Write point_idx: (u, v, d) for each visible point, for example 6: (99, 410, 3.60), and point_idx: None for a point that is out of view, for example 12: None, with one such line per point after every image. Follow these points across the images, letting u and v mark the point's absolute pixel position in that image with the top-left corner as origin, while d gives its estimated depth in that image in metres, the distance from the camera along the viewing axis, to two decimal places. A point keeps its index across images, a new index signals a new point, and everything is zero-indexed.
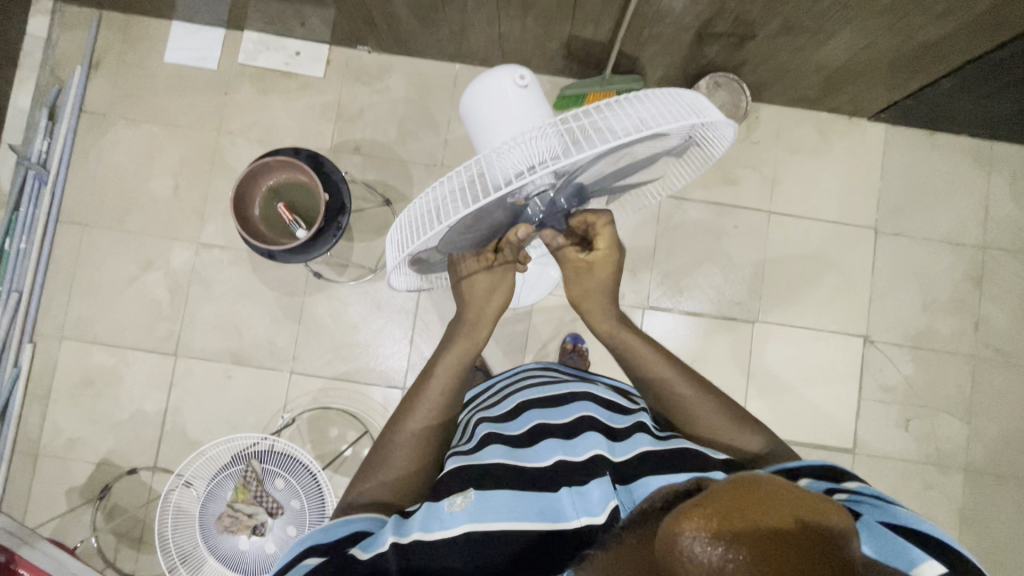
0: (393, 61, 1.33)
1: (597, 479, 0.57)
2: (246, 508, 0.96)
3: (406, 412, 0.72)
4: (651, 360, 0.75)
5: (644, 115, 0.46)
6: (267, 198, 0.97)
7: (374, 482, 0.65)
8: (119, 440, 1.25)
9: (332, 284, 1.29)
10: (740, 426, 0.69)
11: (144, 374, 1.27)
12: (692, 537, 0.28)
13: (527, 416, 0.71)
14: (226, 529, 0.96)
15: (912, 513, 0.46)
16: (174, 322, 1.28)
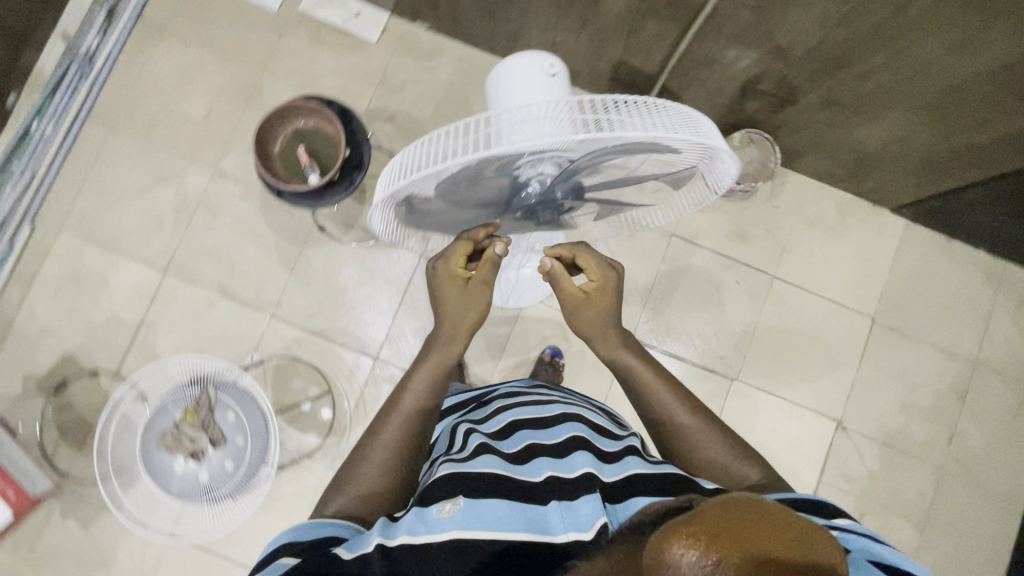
0: (446, 44, 1.35)
1: (588, 494, 0.60)
2: (189, 428, 0.95)
3: (382, 420, 0.73)
4: (654, 394, 0.79)
5: (659, 114, 0.45)
6: (290, 140, 0.98)
7: (349, 496, 0.67)
8: (89, 340, 1.26)
9: (333, 241, 1.30)
10: (738, 454, 0.72)
11: (129, 282, 1.28)
12: (684, 550, 0.32)
13: (518, 435, 0.74)
14: (167, 447, 0.95)
15: (896, 555, 0.50)
16: (172, 240, 1.29)
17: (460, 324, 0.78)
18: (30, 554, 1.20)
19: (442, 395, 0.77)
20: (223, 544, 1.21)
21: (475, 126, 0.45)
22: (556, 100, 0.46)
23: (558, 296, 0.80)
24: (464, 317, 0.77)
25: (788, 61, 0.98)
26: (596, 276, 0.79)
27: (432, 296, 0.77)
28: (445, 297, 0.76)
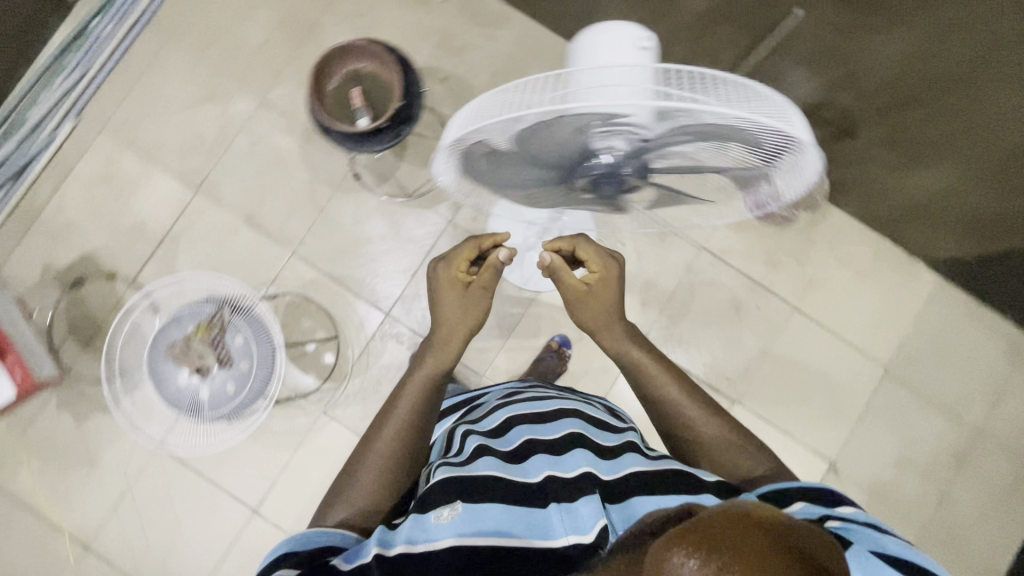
0: (512, 15, 1.33)
1: (586, 493, 0.62)
2: (197, 346, 0.95)
3: (375, 433, 0.78)
4: (662, 389, 0.81)
5: (751, 92, 0.42)
6: (347, 80, 0.98)
7: (346, 507, 0.71)
8: (112, 243, 1.27)
9: (365, 191, 1.30)
10: (747, 447, 0.74)
11: (160, 194, 1.29)
12: (684, 558, 0.33)
13: (516, 433, 0.77)
14: (170, 359, 0.94)
15: (901, 543, 0.52)
16: (207, 161, 1.30)
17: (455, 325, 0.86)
18: (23, 437, 1.23)
19: (431, 405, 0.82)
20: (208, 464, 1.24)
21: (553, 83, 0.44)
22: (636, 68, 0.44)
23: (562, 289, 0.83)
24: (458, 320, 0.85)
25: (855, 91, 0.96)
26: (597, 268, 0.83)
27: (432, 296, 0.87)
28: (442, 297, 0.86)
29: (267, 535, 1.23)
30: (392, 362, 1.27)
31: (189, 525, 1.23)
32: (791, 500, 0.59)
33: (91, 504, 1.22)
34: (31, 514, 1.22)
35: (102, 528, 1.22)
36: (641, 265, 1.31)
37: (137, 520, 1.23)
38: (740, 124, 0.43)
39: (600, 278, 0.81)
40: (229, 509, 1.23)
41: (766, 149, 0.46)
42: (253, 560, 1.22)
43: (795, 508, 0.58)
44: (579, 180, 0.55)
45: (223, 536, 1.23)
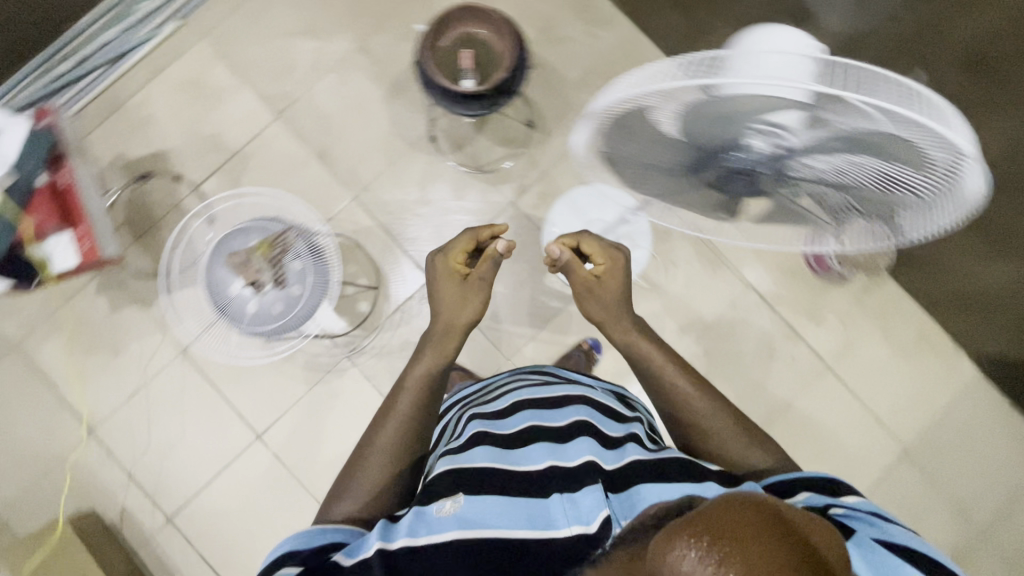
0: (620, 16, 1.33)
1: (590, 483, 0.61)
2: (259, 260, 0.96)
3: (376, 427, 0.78)
4: (672, 378, 0.78)
5: (955, 111, 0.38)
6: (461, 42, 0.98)
7: (352, 500, 0.70)
8: (184, 147, 1.29)
9: (436, 154, 1.31)
10: (751, 442, 0.72)
11: (240, 111, 1.30)
12: (686, 548, 0.32)
13: (520, 419, 0.76)
14: (226, 265, 0.96)
15: (904, 530, 0.52)
16: (293, 90, 1.31)
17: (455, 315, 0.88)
18: (57, 314, 1.25)
19: (434, 393, 0.81)
20: (225, 382, 1.25)
21: (708, 61, 0.42)
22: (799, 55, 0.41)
23: (570, 282, 0.87)
24: (458, 309, 0.88)
25: None
26: (603, 260, 0.86)
27: (432, 289, 0.90)
28: (442, 288, 0.89)
29: (266, 463, 1.24)
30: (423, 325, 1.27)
31: (194, 436, 1.25)
32: (798, 490, 0.59)
33: (105, 394, 1.25)
34: (46, 389, 1.24)
35: (110, 420, 1.24)
36: (687, 290, 1.30)
37: (145, 419, 1.24)
38: (928, 143, 0.40)
39: (605, 266, 0.85)
40: (235, 429, 1.25)
41: (938, 177, 0.43)
42: (248, 483, 1.24)
43: (800, 497, 0.58)
44: (714, 176, 0.52)
45: (224, 453, 1.25)
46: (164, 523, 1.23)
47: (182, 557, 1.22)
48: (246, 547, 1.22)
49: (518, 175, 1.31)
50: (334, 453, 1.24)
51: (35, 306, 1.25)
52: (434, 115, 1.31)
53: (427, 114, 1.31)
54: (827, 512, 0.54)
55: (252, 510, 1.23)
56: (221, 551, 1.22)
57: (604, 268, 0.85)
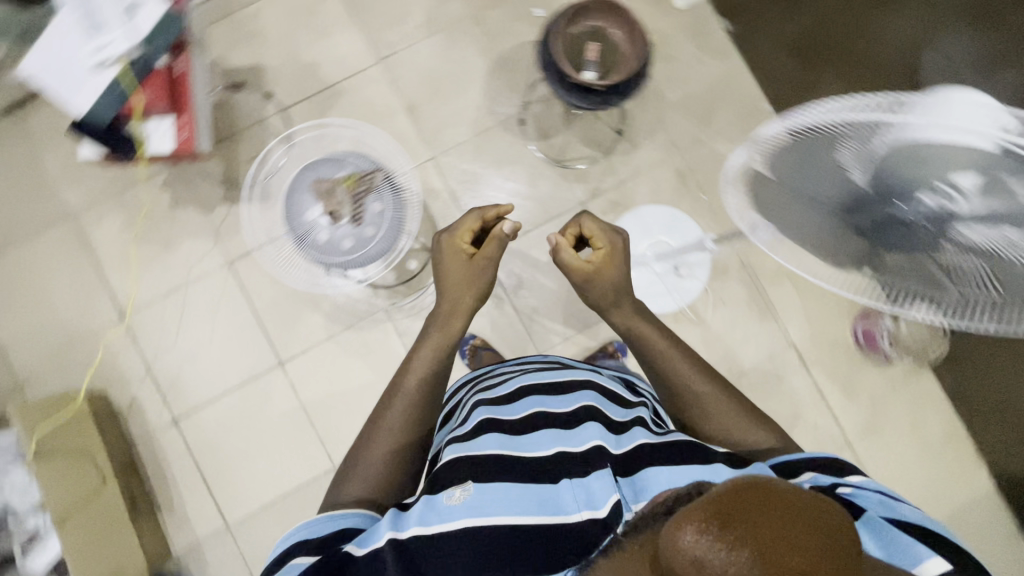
0: (733, 52, 1.33)
1: (600, 469, 0.59)
2: (343, 194, 0.99)
3: (384, 407, 0.75)
4: (675, 362, 0.78)
5: None
6: (594, 34, 0.98)
7: (361, 481, 0.68)
8: (281, 68, 1.30)
9: (521, 138, 1.32)
10: (755, 424, 0.71)
11: (344, 47, 1.31)
12: (695, 536, 0.33)
13: (525, 403, 0.74)
14: (314, 193, 1.00)
15: (910, 508, 0.55)
16: (400, 40, 1.32)
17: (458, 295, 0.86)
18: (120, 197, 1.26)
19: (442, 370, 0.80)
20: (262, 303, 1.26)
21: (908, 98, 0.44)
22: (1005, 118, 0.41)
23: (566, 267, 0.86)
24: (462, 289, 0.86)
25: None
26: (603, 243, 0.86)
27: (437, 270, 0.88)
28: (447, 267, 0.87)
29: (283, 392, 1.25)
30: None
31: (220, 347, 1.25)
32: (803, 470, 0.60)
33: (146, 285, 1.26)
34: (91, 266, 1.26)
35: (144, 312, 1.25)
36: (730, 331, 1.30)
37: (177, 319, 1.25)
38: None
39: (607, 250, 0.85)
40: (259, 352, 1.26)
41: None
42: (260, 407, 1.25)
43: (806, 475, 0.60)
44: (868, 226, 0.51)
45: (244, 372, 1.25)
46: (171, 424, 1.24)
47: (179, 461, 1.23)
48: (244, 466, 1.24)
49: (595, 178, 1.31)
50: (350, 399, 1.25)
51: (101, 184, 1.26)
52: (529, 100, 1.31)
53: (522, 96, 1.32)
54: (835, 491, 0.56)
55: (258, 433, 1.24)
56: (218, 465, 1.24)
57: (605, 252, 0.85)
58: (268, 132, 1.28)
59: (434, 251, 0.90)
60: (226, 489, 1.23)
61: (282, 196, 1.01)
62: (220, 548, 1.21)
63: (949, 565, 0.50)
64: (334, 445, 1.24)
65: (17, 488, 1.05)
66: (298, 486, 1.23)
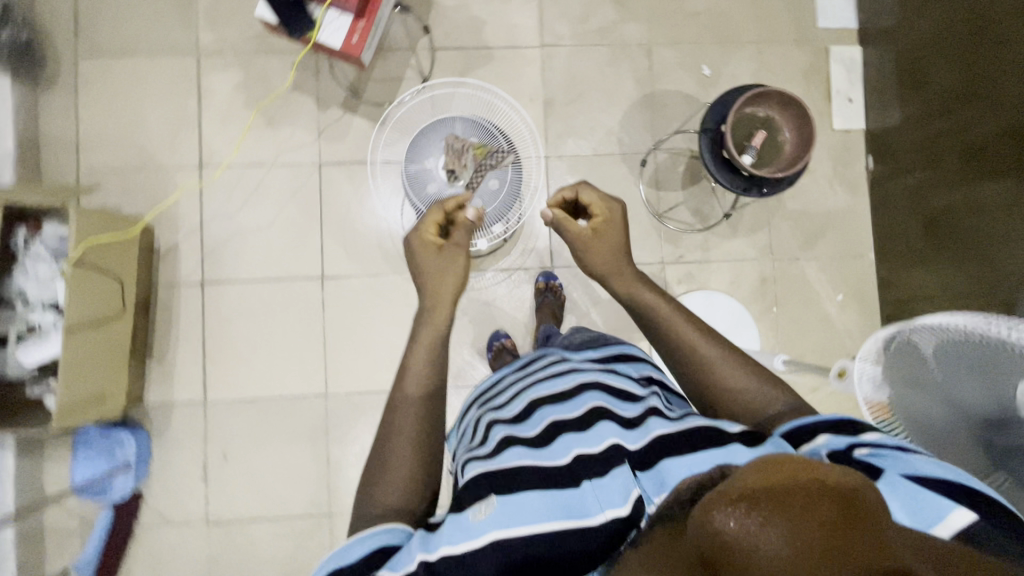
0: (864, 192, 1.32)
1: (618, 468, 0.58)
2: (470, 159, 0.98)
3: (395, 406, 0.73)
4: (676, 327, 0.76)
5: None
6: (775, 123, 0.96)
7: (389, 489, 0.67)
8: (448, 8, 1.28)
9: (635, 177, 1.29)
10: (762, 383, 0.70)
11: (514, 18, 1.29)
12: (725, 519, 0.32)
13: (539, 413, 0.70)
14: (446, 150, 0.99)
15: (933, 460, 0.49)
16: (567, 35, 1.30)
17: (438, 287, 0.83)
18: (249, 56, 1.26)
19: (441, 364, 0.78)
20: (329, 214, 1.26)
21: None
22: None
23: (570, 239, 0.87)
24: (441, 279, 0.84)
25: None
26: (601, 211, 0.87)
27: (412, 269, 0.86)
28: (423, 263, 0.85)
29: (310, 304, 1.25)
30: (514, 299, 1.27)
31: (272, 236, 1.25)
32: (814, 432, 0.55)
33: (234, 148, 1.25)
34: (194, 106, 1.25)
35: (221, 170, 1.25)
36: None
37: (247, 192, 1.25)
38: None
39: (606, 218, 0.86)
40: (306, 257, 1.25)
41: None
42: (283, 307, 1.24)
43: (819, 438, 0.53)
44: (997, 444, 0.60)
45: (283, 269, 1.25)
46: (197, 284, 1.23)
47: (189, 323, 1.23)
48: (244, 354, 1.24)
49: (685, 246, 1.29)
50: (367, 340, 1.25)
51: (238, 36, 1.26)
52: (659, 146, 1.29)
53: (655, 139, 1.30)
54: (850, 455, 0.50)
55: (271, 330, 1.24)
56: (221, 341, 1.23)
57: (603, 220, 0.87)
58: (409, 62, 1.27)
59: (408, 253, 0.87)
60: (219, 366, 1.23)
61: (405, 159, 1.00)
62: (189, 417, 1.22)
63: (977, 518, 0.44)
64: (336, 374, 1.24)
65: (39, 281, 1.05)
66: (284, 395, 1.23)
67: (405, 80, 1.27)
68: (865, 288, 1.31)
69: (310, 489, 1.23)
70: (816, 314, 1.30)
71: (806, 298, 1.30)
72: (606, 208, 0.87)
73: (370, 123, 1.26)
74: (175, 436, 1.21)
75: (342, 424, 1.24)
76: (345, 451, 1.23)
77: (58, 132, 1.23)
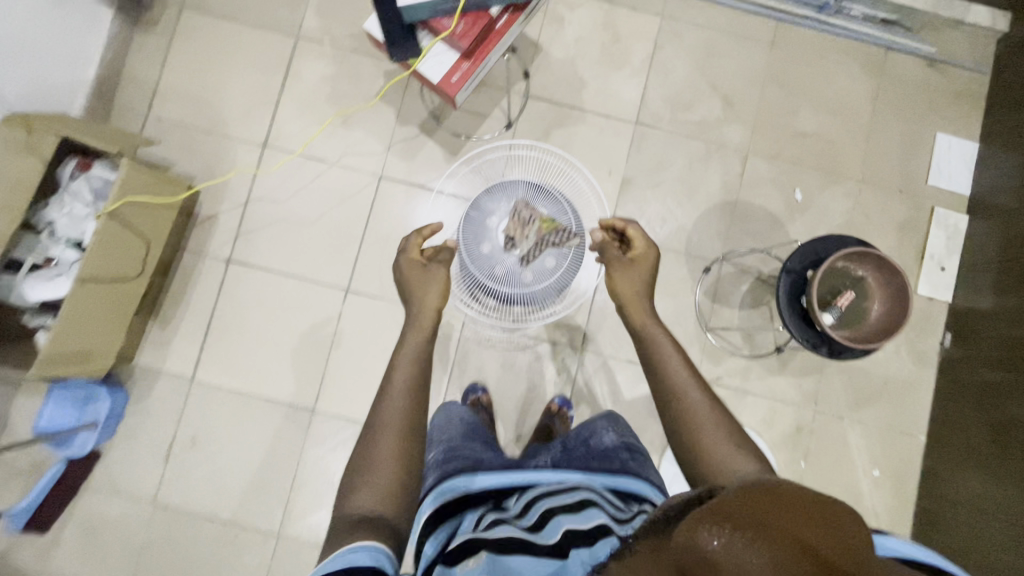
0: (933, 368, 1.21)
1: (604, 537, 0.53)
2: (535, 231, 0.93)
3: (382, 401, 0.70)
4: (671, 365, 0.74)
5: None
6: (867, 295, 0.87)
7: (370, 490, 0.62)
8: (554, 63, 1.24)
9: (694, 283, 1.21)
10: (739, 448, 0.65)
11: (617, 89, 1.25)
12: (709, 538, 0.28)
13: (535, 502, 0.63)
14: (513, 215, 0.94)
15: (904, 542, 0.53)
16: (666, 120, 1.24)
17: (422, 298, 0.81)
18: (344, 53, 1.24)
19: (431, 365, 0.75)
20: (373, 230, 1.21)
21: None
22: None
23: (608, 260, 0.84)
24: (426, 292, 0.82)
25: None
26: (638, 247, 0.85)
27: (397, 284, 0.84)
28: (407, 278, 0.84)
29: (325, 313, 1.19)
30: (532, 371, 1.19)
31: (309, 235, 1.21)
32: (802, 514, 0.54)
33: (300, 137, 1.23)
34: (276, 87, 1.23)
35: (281, 156, 1.22)
36: None
37: (299, 184, 1.21)
38: None
39: (645, 255, 0.84)
40: (336, 266, 1.20)
41: None
42: (297, 309, 1.19)
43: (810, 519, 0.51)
44: None
45: (310, 270, 1.20)
46: (223, 260, 1.20)
47: (201, 297, 1.19)
48: (246, 344, 1.19)
49: (726, 368, 1.20)
50: (370, 367, 1.18)
51: (340, 31, 1.24)
52: (727, 257, 1.20)
53: (725, 249, 1.22)
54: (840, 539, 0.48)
55: (278, 328, 1.19)
56: (228, 324, 1.19)
57: (641, 255, 0.84)
58: (499, 102, 1.23)
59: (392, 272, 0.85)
60: (216, 348, 1.18)
61: (472, 202, 0.97)
62: (172, 391, 1.17)
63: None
64: (329, 392, 1.18)
65: (71, 217, 1.03)
66: (272, 398, 1.18)
67: (490, 119, 1.23)
68: (905, 472, 1.19)
69: (265, 503, 1.15)
70: (845, 483, 1.18)
71: (839, 462, 1.19)
72: (645, 251, 0.84)
73: (443, 152, 1.22)
74: (154, 406, 1.17)
75: (318, 445, 1.17)
76: (312, 473, 1.16)
77: (140, 74, 1.22)
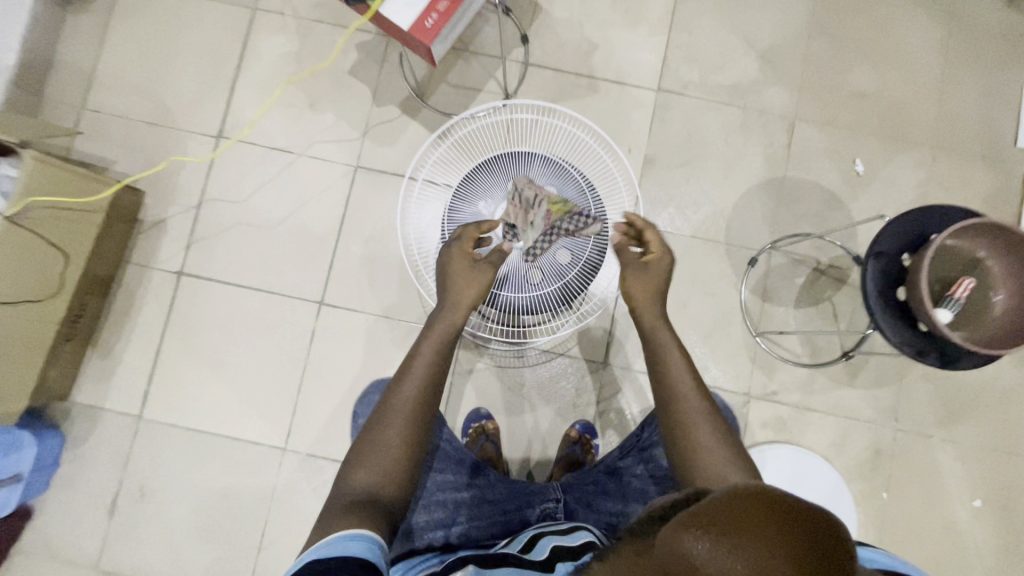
0: None
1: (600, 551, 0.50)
2: (542, 216, 0.73)
3: (401, 378, 0.60)
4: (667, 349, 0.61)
5: None
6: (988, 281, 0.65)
7: (374, 466, 0.54)
8: (556, 24, 1.05)
9: (738, 277, 1.00)
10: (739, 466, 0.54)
11: (633, 51, 1.05)
12: (691, 542, 0.27)
13: (523, 534, 0.59)
14: (512, 196, 0.74)
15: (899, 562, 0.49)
16: (694, 86, 1.04)
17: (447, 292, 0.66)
18: (309, 25, 1.05)
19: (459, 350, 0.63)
20: (350, 229, 1.02)
21: None
22: None
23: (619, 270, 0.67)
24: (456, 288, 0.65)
25: None
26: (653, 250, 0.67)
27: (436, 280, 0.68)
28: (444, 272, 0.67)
29: (296, 331, 1.00)
30: (544, 392, 0.99)
31: (275, 239, 1.02)
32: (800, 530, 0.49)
33: (261, 125, 1.04)
34: (232, 68, 1.05)
35: (239, 148, 1.03)
36: None
37: (260, 180, 1.03)
38: None
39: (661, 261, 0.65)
40: (308, 274, 1.01)
41: None
42: (262, 328, 1.00)
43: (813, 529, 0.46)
44: None
45: (276, 282, 1.01)
46: (174, 272, 1.01)
47: (149, 318, 1.00)
48: (202, 371, 1.00)
49: (782, 380, 0.98)
50: (350, 394, 0.98)
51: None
52: (777, 246, 0.99)
53: (773, 236, 1.01)
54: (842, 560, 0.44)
55: (241, 351, 1.00)
56: (182, 349, 1.00)
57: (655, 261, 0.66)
58: (493, 73, 1.04)
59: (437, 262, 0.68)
60: (168, 378, 0.99)
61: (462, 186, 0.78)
62: (116, 431, 0.98)
63: None
64: (303, 425, 0.98)
65: None
66: (235, 434, 0.98)
67: (484, 93, 1.03)
68: (1012, 501, 0.96)
69: (229, 562, 0.95)
70: (938, 516, 0.95)
71: (929, 491, 0.96)
72: (660, 255, 0.66)
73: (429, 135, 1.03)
74: (96, 450, 0.98)
75: (291, 491, 0.97)
76: (284, 525, 0.96)
77: (74, 60, 1.05)
